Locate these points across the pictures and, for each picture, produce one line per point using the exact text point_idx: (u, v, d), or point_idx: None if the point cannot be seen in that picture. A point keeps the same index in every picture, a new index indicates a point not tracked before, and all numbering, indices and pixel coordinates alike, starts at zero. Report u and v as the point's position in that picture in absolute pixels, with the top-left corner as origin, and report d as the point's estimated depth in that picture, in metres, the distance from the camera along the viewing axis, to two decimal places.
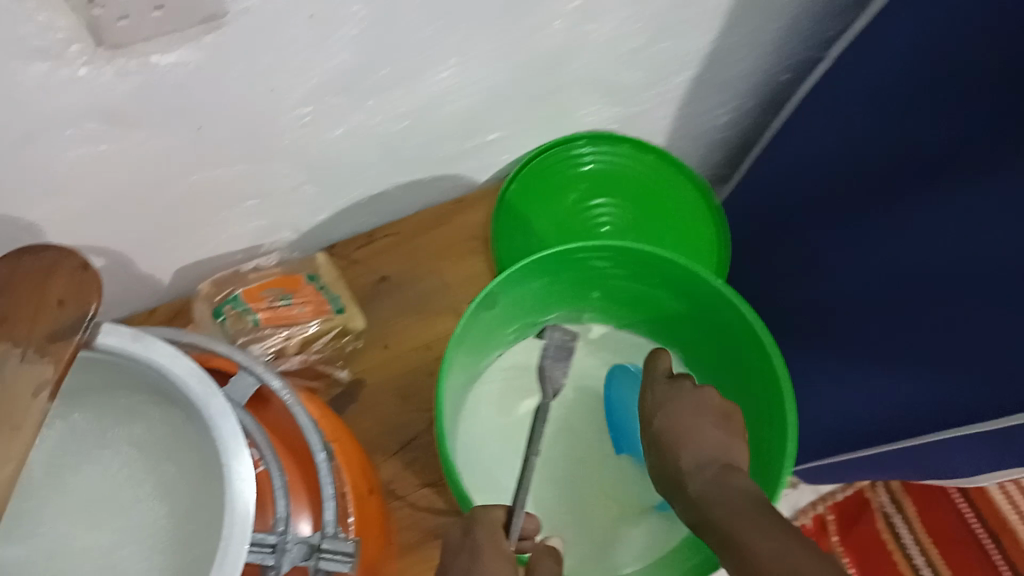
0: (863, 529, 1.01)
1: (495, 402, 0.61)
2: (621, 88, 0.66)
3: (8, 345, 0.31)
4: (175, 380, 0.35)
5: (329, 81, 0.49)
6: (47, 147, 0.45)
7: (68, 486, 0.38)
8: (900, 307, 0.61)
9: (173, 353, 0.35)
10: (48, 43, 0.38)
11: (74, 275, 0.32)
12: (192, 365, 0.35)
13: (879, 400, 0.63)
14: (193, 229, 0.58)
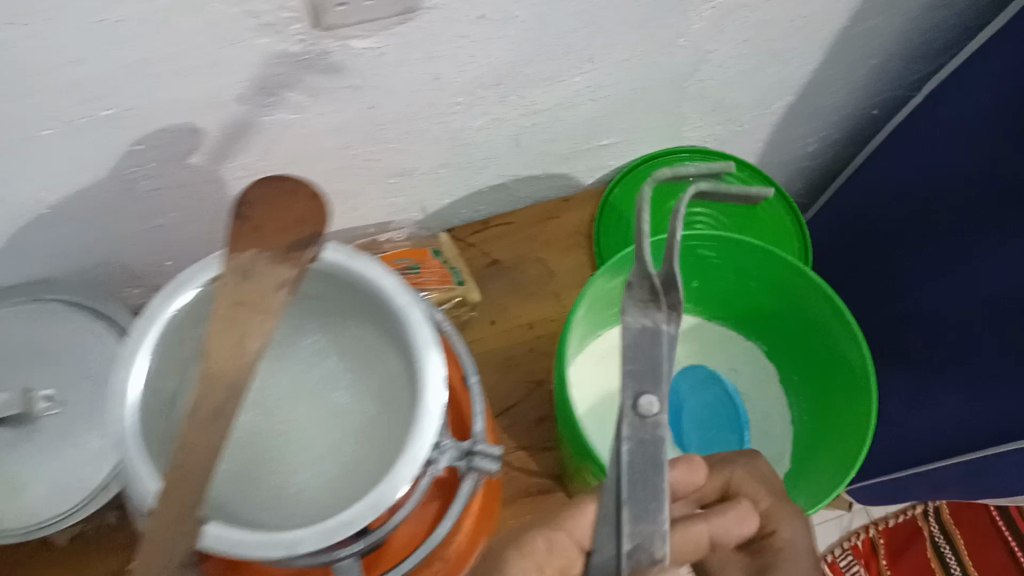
0: (913, 557, 1.04)
1: (594, 372, 0.68)
2: (725, 104, 0.74)
3: (258, 251, 0.42)
4: (385, 291, 0.46)
5: (485, 75, 0.58)
6: (254, 108, 0.53)
7: (287, 373, 0.53)
8: (997, 322, 0.66)
9: (382, 271, 0.46)
10: (276, 19, 0.46)
11: (309, 202, 0.44)
12: (396, 281, 0.46)
13: (982, 409, 0.68)
14: (342, 200, 0.66)
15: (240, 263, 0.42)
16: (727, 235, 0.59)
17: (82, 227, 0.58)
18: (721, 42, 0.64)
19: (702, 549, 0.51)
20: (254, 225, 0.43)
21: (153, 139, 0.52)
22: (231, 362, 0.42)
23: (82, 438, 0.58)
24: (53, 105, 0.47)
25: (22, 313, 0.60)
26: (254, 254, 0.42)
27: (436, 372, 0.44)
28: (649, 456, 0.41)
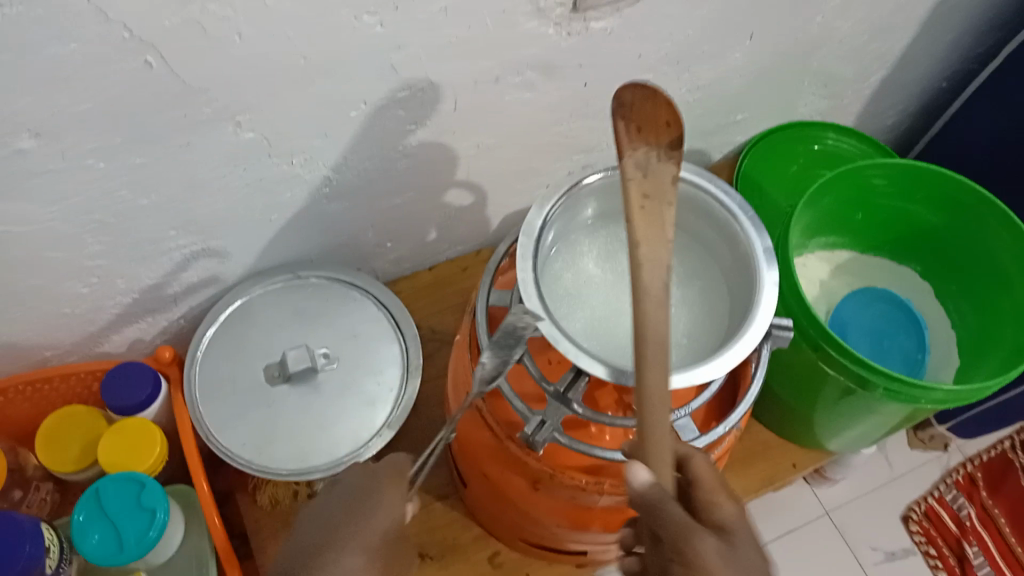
0: (1010, 488, 1.04)
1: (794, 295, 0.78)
2: (836, 81, 0.86)
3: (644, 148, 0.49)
4: (695, 183, 0.55)
5: (672, 53, 0.69)
6: (501, 88, 0.63)
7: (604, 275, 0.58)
8: None
9: (675, 163, 0.56)
10: (547, 5, 0.57)
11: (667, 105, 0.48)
12: (696, 170, 0.55)
13: None
14: (532, 177, 0.77)
15: (635, 162, 0.49)
16: (901, 160, 0.71)
17: (342, 205, 0.68)
18: (847, 20, 0.76)
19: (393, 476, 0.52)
20: (634, 127, 0.49)
21: (424, 119, 0.62)
22: (655, 235, 0.48)
23: (355, 385, 0.69)
24: (370, 88, 0.57)
25: (291, 288, 0.72)
26: (645, 152, 0.49)
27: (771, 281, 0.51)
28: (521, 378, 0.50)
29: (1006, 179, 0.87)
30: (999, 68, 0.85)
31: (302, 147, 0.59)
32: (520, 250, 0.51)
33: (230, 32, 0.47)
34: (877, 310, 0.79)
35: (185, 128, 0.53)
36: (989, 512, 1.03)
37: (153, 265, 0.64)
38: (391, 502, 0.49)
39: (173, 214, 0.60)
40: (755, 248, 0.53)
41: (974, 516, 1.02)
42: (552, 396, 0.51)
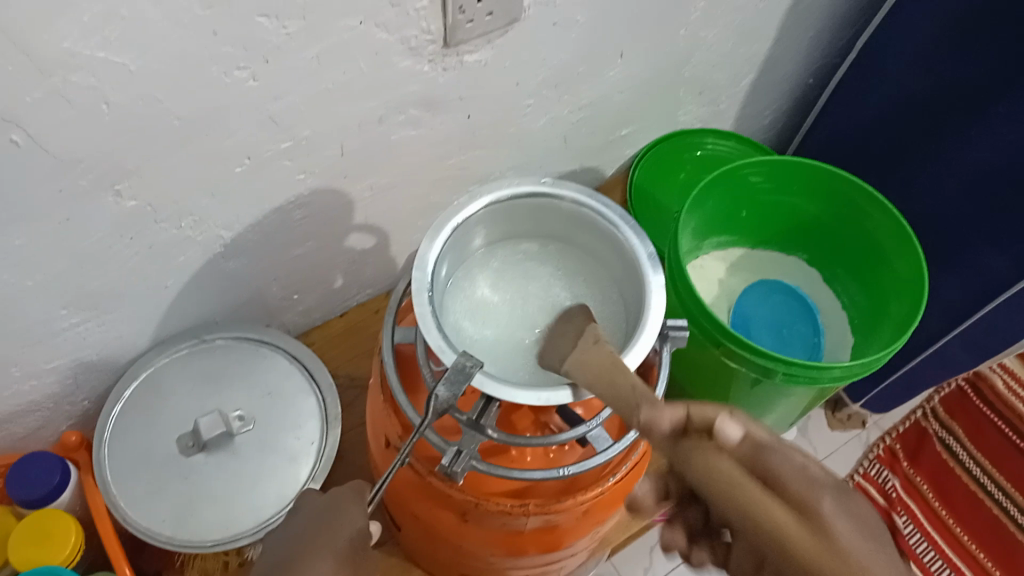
0: (928, 457, 1.05)
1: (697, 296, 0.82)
2: (710, 88, 0.90)
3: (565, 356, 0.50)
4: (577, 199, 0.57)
5: (549, 77, 0.71)
6: (386, 128, 0.64)
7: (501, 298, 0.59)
8: (957, 214, 0.81)
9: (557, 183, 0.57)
10: (418, 43, 0.58)
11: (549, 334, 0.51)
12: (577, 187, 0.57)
13: (958, 290, 0.82)
14: (431, 213, 0.78)
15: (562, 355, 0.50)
16: (773, 156, 0.76)
17: (240, 262, 0.67)
18: (710, 31, 0.80)
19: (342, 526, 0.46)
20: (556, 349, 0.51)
21: (312, 167, 0.63)
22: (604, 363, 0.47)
23: (275, 443, 0.68)
24: (252, 141, 0.57)
25: (197, 353, 0.70)
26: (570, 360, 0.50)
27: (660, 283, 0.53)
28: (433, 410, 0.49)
29: (876, 163, 0.92)
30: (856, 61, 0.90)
31: (189, 208, 0.59)
32: (415, 284, 0.52)
33: (98, 99, 0.47)
34: (773, 301, 0.84)
35: (63, 202, 0.51)
36: (914, 481, 1.03)
37: (47, 347, 0.61)
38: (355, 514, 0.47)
39: (62, 292, 0.58)
40: (641, 255, 0.55)
41: (899, 487, 1.02)
42: (466, 425, 0.51)
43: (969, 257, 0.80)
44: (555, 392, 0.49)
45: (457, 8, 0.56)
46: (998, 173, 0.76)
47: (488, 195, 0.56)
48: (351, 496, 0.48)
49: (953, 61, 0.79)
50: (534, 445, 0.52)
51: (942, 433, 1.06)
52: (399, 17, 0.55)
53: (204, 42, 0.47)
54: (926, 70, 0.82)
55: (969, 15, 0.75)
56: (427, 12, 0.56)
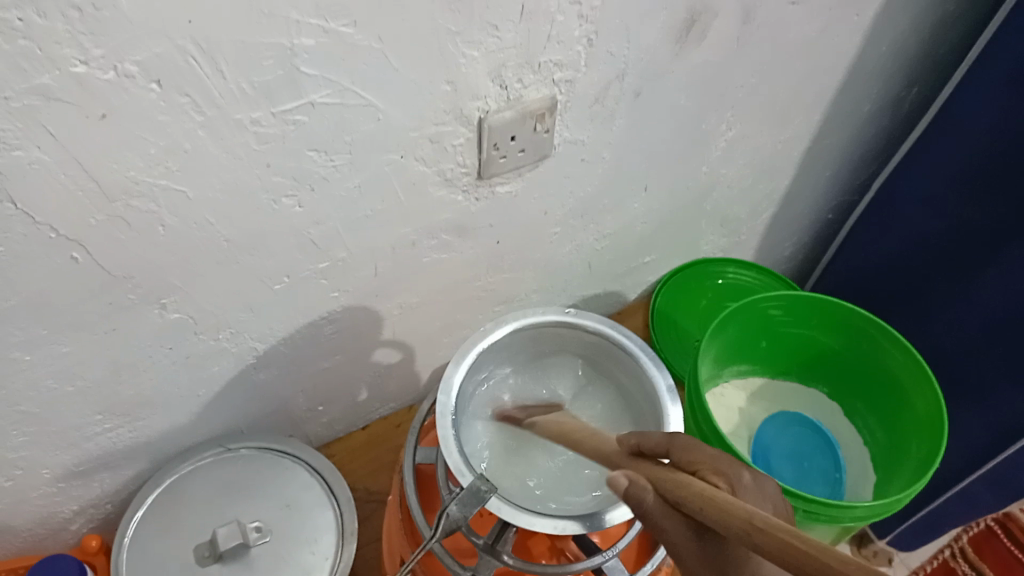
0: None
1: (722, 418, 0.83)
2: (731, 221, 0.93)
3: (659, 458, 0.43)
4: (596, 329, 0.59)
5: (575, 208, 0.75)
6: (418, 252, 0.67)
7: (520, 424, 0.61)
8: (984, 346, 0.81)
9: (576, 313, 0.59)
10: (454, 175, 0.62)
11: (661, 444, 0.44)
12: (596, 317, 0.59)
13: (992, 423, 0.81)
14: (457, 331, 0.81)
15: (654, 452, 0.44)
16: (793, 290, 0.78)
17: (270, 374, 0.69)
18: (732, 168, 0.83)
19: None
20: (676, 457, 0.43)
21: (346, 286, 0.65)
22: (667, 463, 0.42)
23: (289, 557, 0.68)
24: (293, 262, 0.60)
25: (220, 462, 0.72)
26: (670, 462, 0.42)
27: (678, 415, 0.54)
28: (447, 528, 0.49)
29: (898, 296, 0.93)
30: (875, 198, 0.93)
31: (226, 323, 0.61)
32: (439, 407, 0.53)
33: (155, 222, 0.50)
34: (796, 432, 0.85)
35: (112, 314, 0.54)
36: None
37: (78, 451, 0.63)
38: None
39: (99, 399, 0.60)
40: (659, 386, 0.55)
41: None
42: (481, 548, 0.52)
43: (1000, 389, 0.79)
44: (571, 521, 0.49)
45: (491, 145, 0.60)
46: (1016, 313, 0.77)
47: (514, 321, 0.59)
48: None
49: (969, 204, 0.82)
50: (550, 572, 0.51)
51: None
52: (438, 152, 0.59)
53: (257, 173, 0.51)
54: (944, 208, 0.84)
55: (984, 158, 0.79)
56: (463, 148, 0.60)
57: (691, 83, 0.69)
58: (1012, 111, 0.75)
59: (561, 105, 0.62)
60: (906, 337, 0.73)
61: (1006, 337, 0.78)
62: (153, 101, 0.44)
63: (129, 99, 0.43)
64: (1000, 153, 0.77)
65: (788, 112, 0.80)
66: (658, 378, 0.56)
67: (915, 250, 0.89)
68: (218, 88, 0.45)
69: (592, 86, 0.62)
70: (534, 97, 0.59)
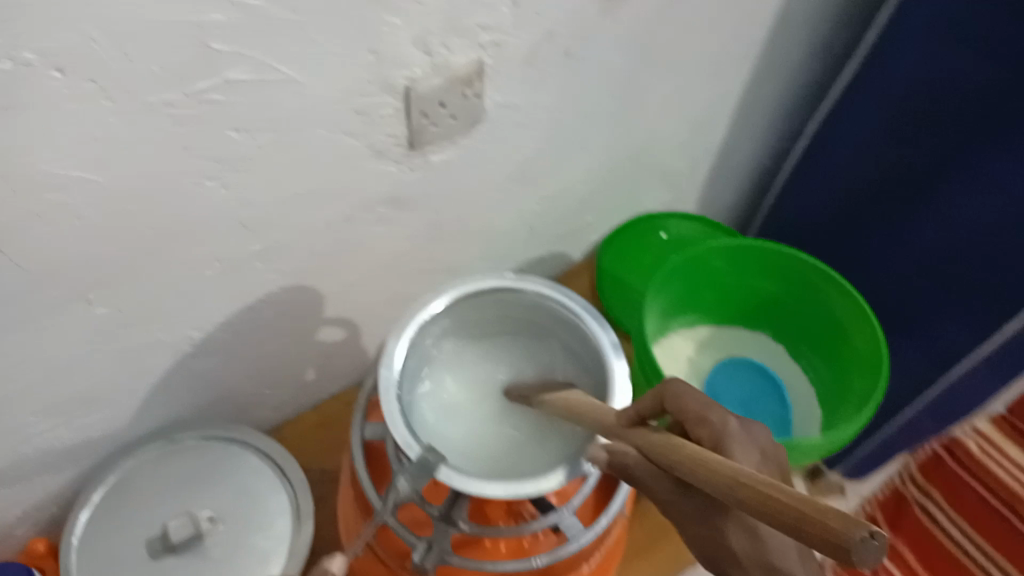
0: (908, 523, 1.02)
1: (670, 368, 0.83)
2: (670, 175, 0.93)
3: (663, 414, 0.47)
4: (537, 293, 0.58)
5: (513, 173, 0.74)
6: (355, 227, 0.66)
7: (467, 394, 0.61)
8: (924, 280, 0.83)
9: (516, 279, 0.59)
10: (386, 146, 0.60)
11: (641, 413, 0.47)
12: (536, 281, 0.59)
13: (932, 353, 0.84)
14: (402, 304, 0.80)
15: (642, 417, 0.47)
16: (733, 240, 0.78)
17: (212, 361, 0.68)
18: (668, 122, 0.83)
19: None
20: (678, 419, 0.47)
21: (284, 266, 0.64)
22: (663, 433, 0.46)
23: (248, 543, 0.67)
24: (225, 247, 0.58)
25: (167, 453, 0.70)
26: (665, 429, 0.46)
27: (623, 371, 0.54)
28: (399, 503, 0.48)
29: (837, 238, 0.95)
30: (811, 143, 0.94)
31: (160, 313, 0.59)
32: (382, 383, 0.52)
33: (71, 216, 0.48)
34: (746, 375, 0.86)
35: (36, 314, 0.52)
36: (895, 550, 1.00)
37: (16, 456, 0.61)
38: None
39: (32, 402, 0.58)
40: (604, 345, 0.55)
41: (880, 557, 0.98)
42: (436, 519, 0.52)
43: (942, 319, 0.82)
44: (524, 484, 0.49)
45: (422, 114, 0.59)
46: (953, 249, 0.79)
47: (453, 291, 0.58)
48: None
49: (902, 144, 0.83)
50: (506, 536, 0.52)
51: (920, 499, 1.02)
52: (367, 124, 0.57)
53: (177, 157, 0.49)
54: (877, 149, 0.86)
55: (911, 97, 0.79)
56: (393, 118, 0.58)
57: (621, 40, 0.68)
58: (935, 50, 0.75)
59: (491, 69, 0.60)
60: (844, 279, 0.74)
61: (944, 268, 0.81)
62: (57, 89, 0.41)
63: (30, 88, 0.40)
64: (927, 92, 0.78)
65: (721, 62, 0.80)
66: (601, 338, 0.56)
67: (850, 191, 0.91)
68: (126, 72, 0.43)
69: (521, 48, 0.60)
70: (461, 62, 0.58)
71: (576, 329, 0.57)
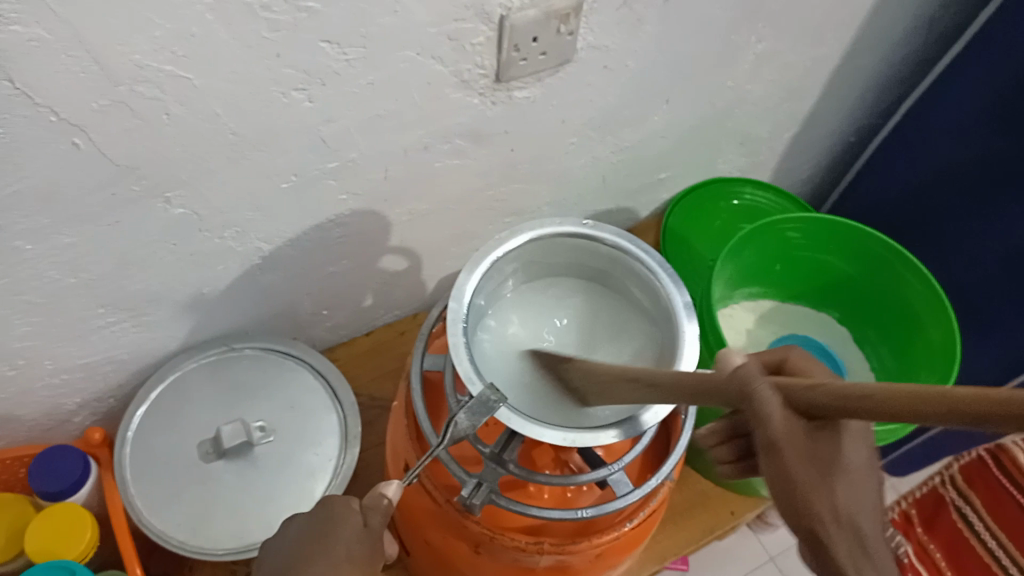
0: (943, 523, 0.98)
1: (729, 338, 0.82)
2: (751, 139, 0.90)
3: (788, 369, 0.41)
4: (612, 241, 0.57)
5: (593, 119, 0.72)
6: (431, 156, 0.65)
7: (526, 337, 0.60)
8: (1004, 277, 0.80)
9: (592, 224, 0.58)
10: (472, 76, 0.59)
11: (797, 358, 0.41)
12: (611, 229, 0.57)
13: (1003, 352, 0.80)
14: (465, 241, 0.79)
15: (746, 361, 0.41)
16: (812, 214, 0.76)
17: (276, 276, 0.68)
18: (757, 84, 0.80)
19: (348, 531, 0.43)
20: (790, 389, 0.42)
21: (357, 188, 0.64)
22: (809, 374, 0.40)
23: (294, 457, 0.68)
24: (302, 161, 0.58)
25: (224, 360, 0.71)
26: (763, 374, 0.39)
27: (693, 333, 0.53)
28: (455, 436, 0.48)
29: (917, 223, 0.91)
30: (903, 122, 0.90)
31: (233, 221, 0.60)
32: (450, 315, 0.52)
33: (159, 111, 0.48)
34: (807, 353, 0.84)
35: (116, 206, 0.53)
36: (925, 551, 0.97)
37: (81, 344, 0.62)
38: (353, 511, 0.44)
39: (101, 293, 0.59)
40: (676, 304, 0.54)
41: (911, 552, 0.97)
42: (489, 457, 0.51)
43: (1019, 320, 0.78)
44: (582, 433, 0.48)
45: (512, 46, 0.57)
46: None
47: (529, 231, 0.57)
48: (337, 501, 0.45)
49: (1000, 134, 0.78)
50: (555, 483, 0.52)
51: (957, 503, 0.96)
52: (456, 51, 0.56)
53: (267, 63, 0.49)
54: (972, 136, 0.81)
55: (1017, 85, 0.75)
56: (483, 47, 0.57)
57: None
58: None
59: (588, 7, 0.58)
60: (926, 267, 0.72)
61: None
62: None
63: None
64: None
65: (822, 26, 0.76)
66: (675, 293, 0.55)
67: (939, 176, 0.87)
68: None
69: None
70: None
71: (649, 279, 0.56)
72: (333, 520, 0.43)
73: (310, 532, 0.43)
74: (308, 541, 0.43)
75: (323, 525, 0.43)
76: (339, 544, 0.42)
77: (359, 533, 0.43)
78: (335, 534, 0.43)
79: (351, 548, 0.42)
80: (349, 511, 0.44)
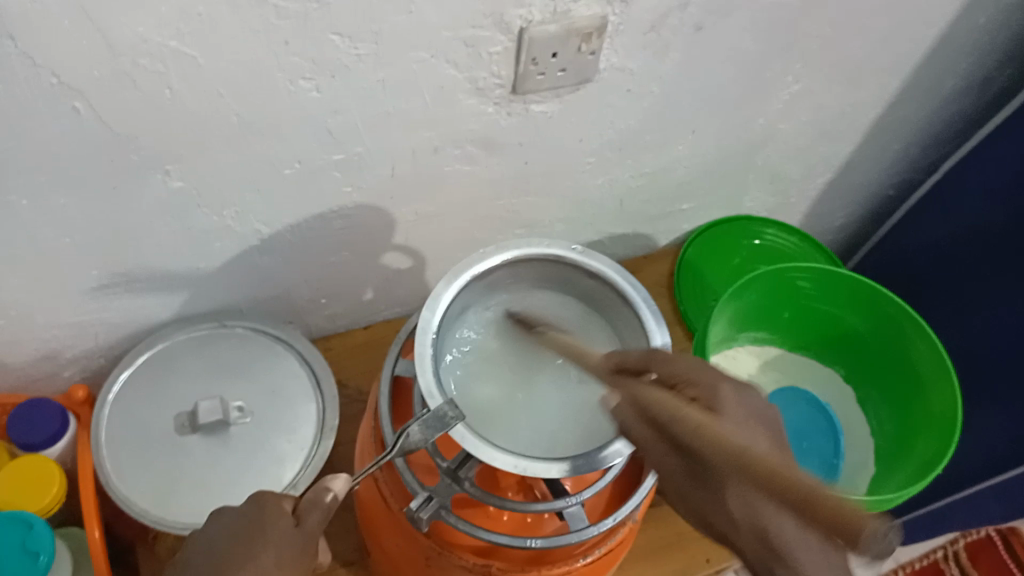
0: None
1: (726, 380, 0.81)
2: (782, 179, 0.88)
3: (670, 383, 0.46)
4: (602, 271, 0.56)
5: (614, 141, 0.71)
6: (440, 160, 0.64)
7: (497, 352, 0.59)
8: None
9: (583, 251, 0.56)
10: (487, 85, 0.58)
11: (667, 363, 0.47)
12: (602, 259, 0.56)
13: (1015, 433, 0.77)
14: (473, 248, 0.78)
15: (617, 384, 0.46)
16: (826, 266, 0.73)
17: (274, 259, 0.68)
18: (791, 124, 0.78)
19: (276, 534, 0.43)
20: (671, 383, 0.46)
21: (361, 183, 0.63)
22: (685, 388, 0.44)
23: (267, 440, 0.68)
24: (306, 149, 0.58)
25: (215, 336, 0.72)
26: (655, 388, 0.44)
27: None
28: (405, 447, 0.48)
29: (947, 287, 0.88)
30: (945, 179, 0.87)
31: (233, 201, 0.60)
32: (421, 324, 0.51)
33: (158, 85, 0.48)
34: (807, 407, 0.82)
35: (114, 172, 0.53)
36: None
37: (74, 302, 0.63)
38: (285, 514, 0.43)
39: (96, 255, 0.59)
40: (654, 343, 0.52)
41: None
42: (443, 472, 0.51)
43: None
44: (533, 462, 0.47)
45: (529, 59, 0.56)
46: None
47: (515, 248, 0.56)
48: (270, 501, 0.44)
49: None
50: (507, 507, 0.51)
51: None
52: (471, 58, 0.55)
53: (274, 50, 0.49)
54: (1014, 203, 0.78)
55: None
56: (499, 57, 0.56)
57: (761, 26, 0.63)
58: None
59: (612, 28, 0.57)
60: (938, 335, 0.69)
61: None
62: None
63: None
64: None
65: (866, 71, 0.74)
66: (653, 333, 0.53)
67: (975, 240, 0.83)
68: None
69: (649, 12, 0.57)
70: (583, 14, 0.54)
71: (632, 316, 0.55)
72: (262, 521, 0.43)
73: (239, 531, 0.43)
74: (236, 536, 0.43)
75: (252, 526, 0.43)
76: (265, 543, 0.42)
77: (289, 534, 0.43)
78: (263, 533, 0.43)
79: (282, 549, 0.42)
80: (282, 513, 0.44)
